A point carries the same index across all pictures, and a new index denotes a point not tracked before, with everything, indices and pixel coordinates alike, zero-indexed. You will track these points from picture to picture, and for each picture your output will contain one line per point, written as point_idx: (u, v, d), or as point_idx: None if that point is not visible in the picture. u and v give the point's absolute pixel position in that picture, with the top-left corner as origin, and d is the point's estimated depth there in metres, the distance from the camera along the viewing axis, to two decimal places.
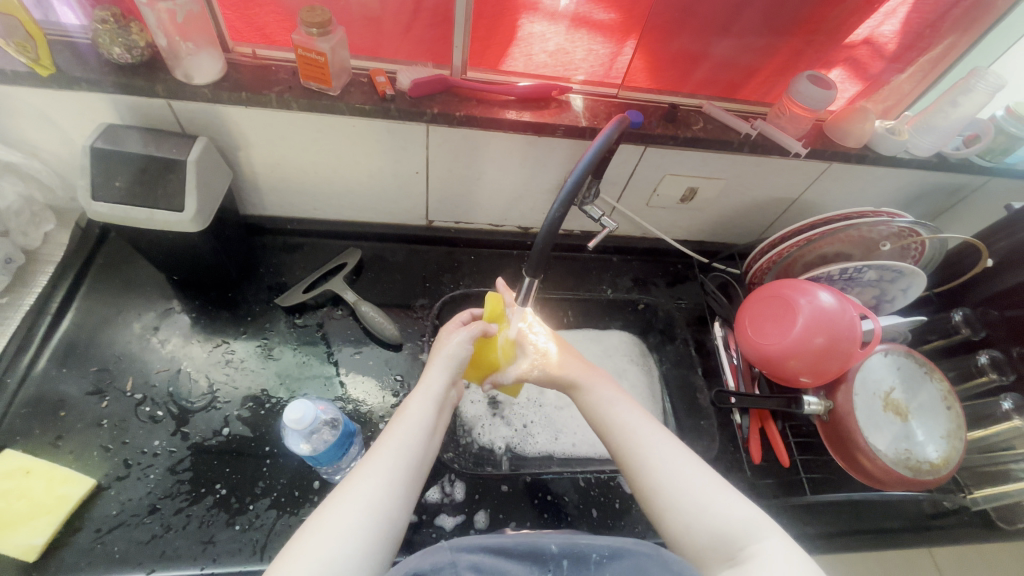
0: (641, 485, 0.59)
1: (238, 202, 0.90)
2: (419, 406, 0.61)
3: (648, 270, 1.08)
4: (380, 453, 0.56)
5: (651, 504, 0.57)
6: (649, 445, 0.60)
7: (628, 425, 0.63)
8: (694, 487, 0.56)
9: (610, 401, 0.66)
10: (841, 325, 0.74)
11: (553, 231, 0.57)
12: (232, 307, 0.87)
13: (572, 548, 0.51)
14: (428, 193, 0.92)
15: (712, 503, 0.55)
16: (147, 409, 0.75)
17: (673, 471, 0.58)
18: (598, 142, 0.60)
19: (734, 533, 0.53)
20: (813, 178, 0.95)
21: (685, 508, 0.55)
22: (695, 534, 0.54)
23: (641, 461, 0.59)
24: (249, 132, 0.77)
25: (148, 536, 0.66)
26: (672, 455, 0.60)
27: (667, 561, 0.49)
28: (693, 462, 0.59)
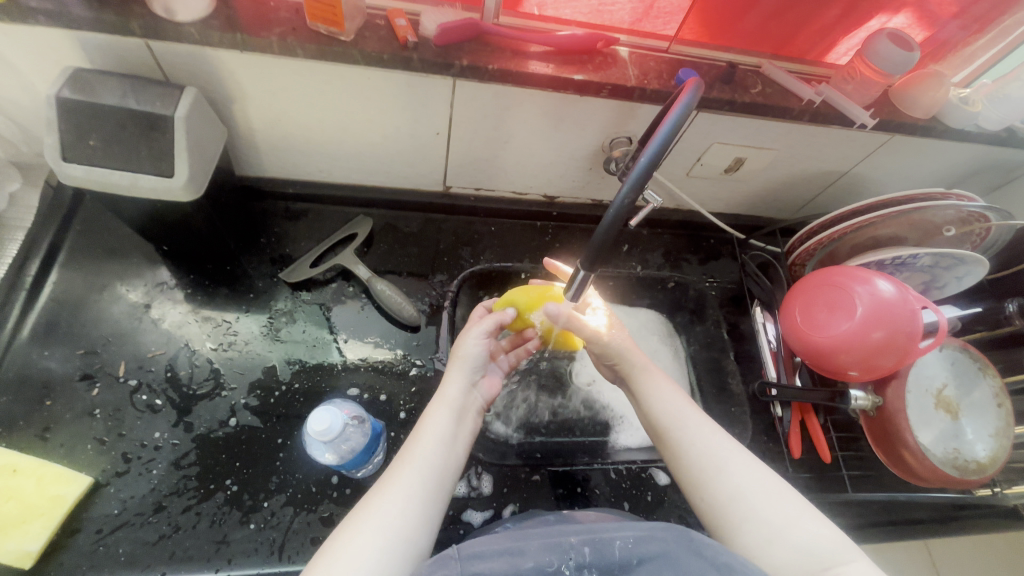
0: (710, 496, 0.54)
1: (234, 162, 0.79)
2: (442, 416, 0.58)
3: (679, 246, 1.01)
4: (405, 466, 0.53)
5: (726, 516, 0.53)
6: (727, 454, 0.56)
7: (696, 431, 0.58)
8: (772, 503, 0.52)
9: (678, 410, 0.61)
10: (902, 317, 0.69)
11: (620, 220, 0.50)
12: (232, 282, 0.79)
13: (593, 538, 0.47)
14: (447, 157, 0.82)
15: (792, 521, 0.51)
16: (144, 397, 0.68)
17: (750, 484, 0.54)
18: (674, 117, 0.50)
19: (816, 553, 0.49)
20: (870, 151, 0.87)
21: (765, 523, 0.51)
22: (777, 551, 0.50)
23: (714, 471, 0.55)
24: (245, 82, 0.66)
25: (155, 537, 0.61)
26: (746, 466, 0.55)
27: (699, 547, 0.45)
28: (766, 474, 0.55)
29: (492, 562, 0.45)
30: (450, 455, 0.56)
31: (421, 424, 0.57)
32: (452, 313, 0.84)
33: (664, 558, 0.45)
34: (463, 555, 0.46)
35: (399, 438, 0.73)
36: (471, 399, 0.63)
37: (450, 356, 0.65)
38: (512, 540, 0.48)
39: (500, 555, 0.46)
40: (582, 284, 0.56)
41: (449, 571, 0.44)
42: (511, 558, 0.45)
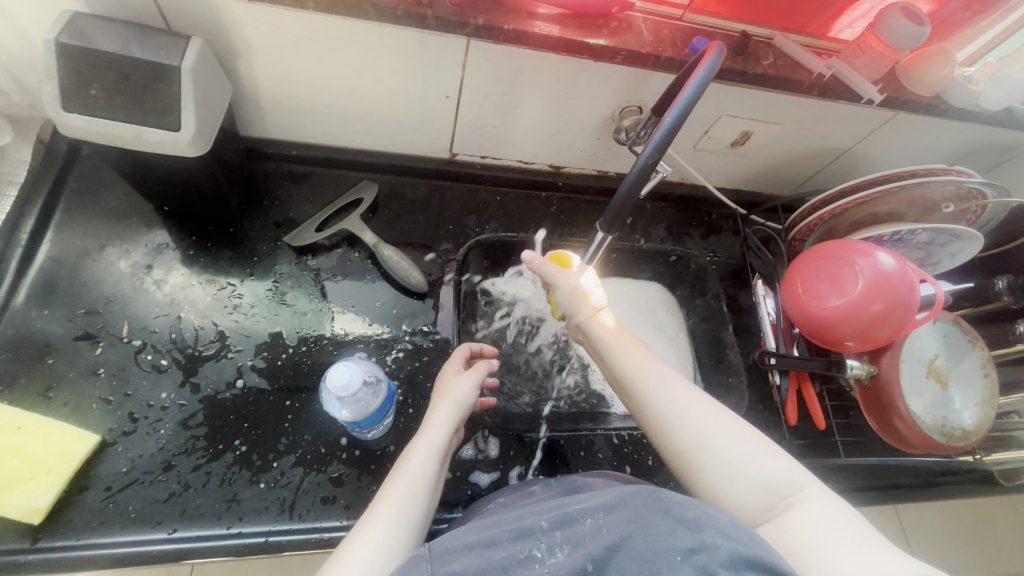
0: (675, 443, 0.56)
1: (236, 121, 0.77)
2: (422, 456, 0.57)
3: (683, 219, 1.01)
4: (386, 503, 0.52)
5: (687, 458, 0.55)
6: (686, 400, 0.57)
7: (658, 384, 0.59)
8: (733, 445, 0.54)
9: (640, 360, 0.62)
10: (901, 290, 0.70)
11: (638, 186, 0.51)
12: (236, 244, 0.78)
13: (562, 519, 0.48)
14: (455, 122, 0.81)
15: (750, 459, 0.53)
16: (149, 357, 0.67)
17: (709, 427, 0.55)
18: (698, 80, 0.49)
19: (774, 489, 0.51)
20: (874, 127, 0.88)
21: (725, 463, 0.53)
22: (737, 489, 0.52)
23: (675, 417, 0.57)
24: (250, 34, 0.64)
25: (165, 495, 0.61)
26: (707, 411, 0.57)
27: (666, 506, 0.47)
28: (725, 417, 0.56)
29: (462, 560, 0.46)
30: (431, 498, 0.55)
31: (404, 459, 0.57)
32: (458, 281, 0.84)
33: (636, 520, 0.46)
34: (434, 553, 0.46)
35: (407, 402, 0.73)
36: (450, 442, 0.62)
37: (437, 398, 0.63)
38: (481, 533, 0.49)
39: (472, 551, 0.47)
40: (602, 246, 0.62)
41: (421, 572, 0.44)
42: (482, 552, 0.46)
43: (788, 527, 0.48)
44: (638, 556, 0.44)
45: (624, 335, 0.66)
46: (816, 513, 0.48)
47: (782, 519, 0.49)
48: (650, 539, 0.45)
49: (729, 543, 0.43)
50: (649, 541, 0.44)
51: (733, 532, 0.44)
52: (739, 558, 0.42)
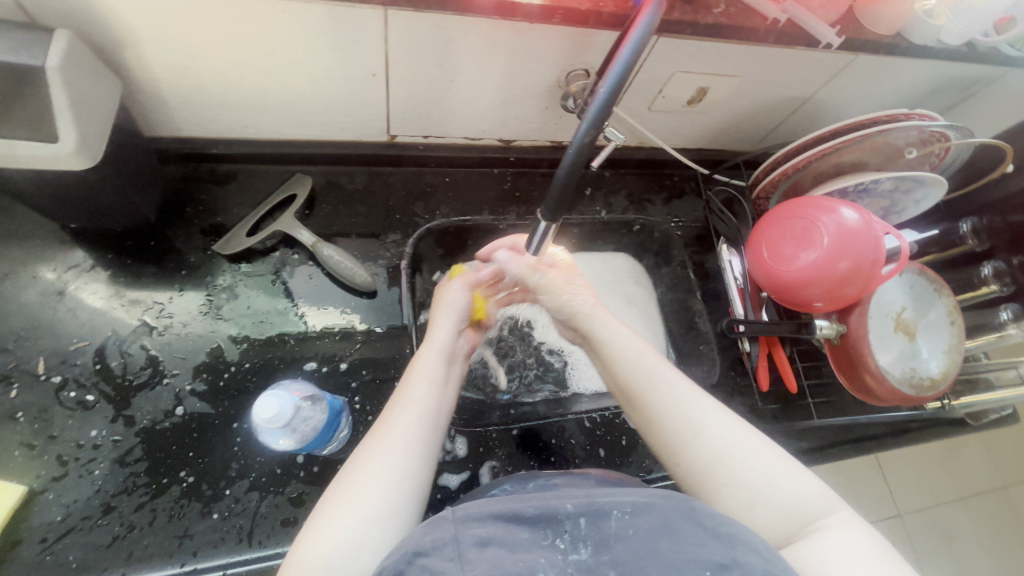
0: (693, 460, 0.55)
1: (139, 120, 0.69)
2: (430, 363, 0.60)
3: (643, 185, 0.97)
4: (402, 413, 0.55)
5: (704, 478, 0.54)
6: (701, 411, 0.57)
7: (676, 392, 0.59)
8: (752, 461, 0.54)
9: (649, 361, 0.62)
10: (866, 245, 0.68)
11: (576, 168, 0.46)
12: (160, 258, 0.71)
13: (591, 508, 0.46)
14: (389, 101, 0.74)
15: (775, 480, 0.53)
16: (73, 394, 0.61)
17: (727, 442, 0.55)
18: (645, 23, 0.43)
19: (796, 513, 0.51)
20: (833, 72, 0.83)
21: (747, 484, 0.53)
22: (760, 511, 0.52)
23: (693, 432, 0.56)
24: (131, 20, 0.55)
25: (108, 539, 0.57)
26: (725, 422, 0.56)
27: (697, 517, 0.46)
28: (742, 428, 0.56)
29: (485, 527, 0.45)
30: (441, 399, 0.58)
31: (412, 373, 0.59)
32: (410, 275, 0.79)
33: (663, 527, 0.45)
34: (456, 519, 0.46)
35: (365, 410, 0.69)
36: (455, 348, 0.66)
37: (436, 309, 0.67)
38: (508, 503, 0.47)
39: (494, 521, 0.45)
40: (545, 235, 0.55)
41: (443, 533, 0.44)
42: (509, 525, 0.45)
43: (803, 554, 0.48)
44: (665, 562, 0.43)
45: (631, 334, 0.65)
46: (838, 540, 0.49)
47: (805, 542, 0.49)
48: (678, 547, 0.44)
49: (763, 564, 0.43)
50: (675, 548, 0.44)
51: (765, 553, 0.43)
52: None
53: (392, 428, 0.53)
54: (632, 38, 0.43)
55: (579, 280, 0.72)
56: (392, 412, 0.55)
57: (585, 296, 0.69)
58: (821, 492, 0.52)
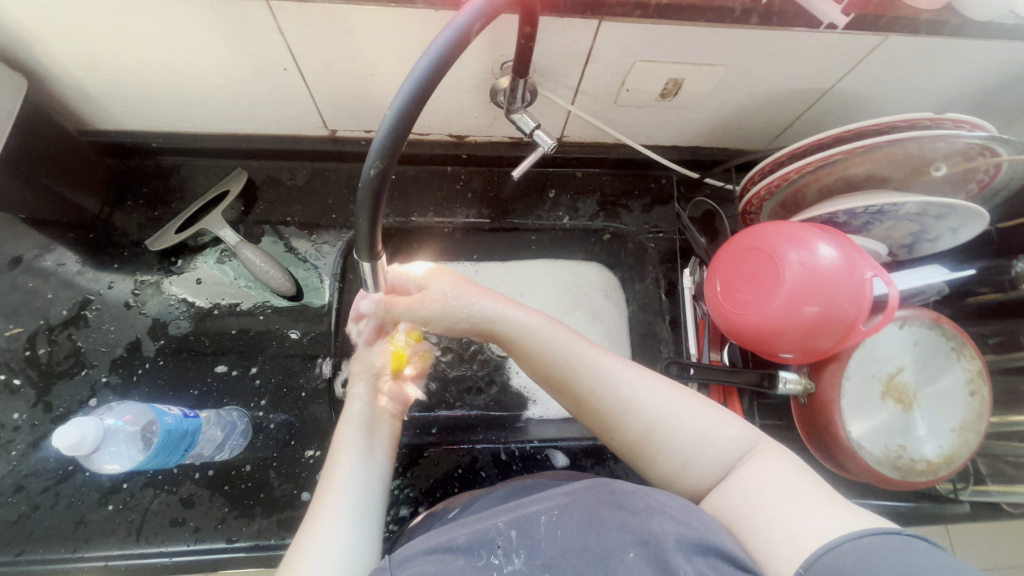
0: (624, 438, 0.51)
1: (74, 114, 0.70)
2: (352, 432, 0.55)
3: (621, 187, 0.85)
4: (333, 497, 0.50)
5: (640, 450, 0.50)
6: (624, 382, 0.51)
7: (601, 372, 0.51)
8: (686, 418, 0.49)
9: (562, 344, 0.53)
10: (841, 289, 0.54)
11: (373, 205, 0.39)
12: (100, 251, 0.74)
13: (519, 519, 0.46)
14: (312, 95, 0.69)
15: (706, 436, 0.48)
16: (2, 377, 0.66)
17: (656, 407, 0.50)
18: (455, 25, 0.36)
19: (729, 459, 0.48)
20: (858, 60, 0.65)
21: (679, 447, 0.49)
22: (695, 471, 0.48)
23: (622, 407, 0.50)
24: (19, 19, 0.54)
25: (15, 516, 0.62)
26: (651, 386, 0.51)
27: (618, 499, 0.45)
28: (670, 389, 0.51)
29: (421, 564, 0.44)
30: (373, 466, 0.54)
31: (333, 450, 0.54)
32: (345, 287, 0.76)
33: (587, 519, 0.44)
34: (395, 563, 0.45)
35: (268, 419, 0.69)
36: (382, 405, 0.60)
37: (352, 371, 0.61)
38: (444, 535, 0.47)
39: (430, 555, 0.45)
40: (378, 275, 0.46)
41: None
42: (443, 558, 0.44)
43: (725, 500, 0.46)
44: (591, 558, 0.42)
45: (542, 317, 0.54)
46: (767, 479, 0.45)
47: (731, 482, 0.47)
48: (601, 539, 0.43)
49: (678, 528, 0.42)
50: (600, 539, 0.43)
51: (682, 517, 0.42)
52: (688, 542, 0.41)
53: (323, 514, 0.49)
54: (439, 44, 0.36)
55: (446, 284, 0.56)
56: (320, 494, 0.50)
57: (463, 297, 0.56)
58: (745, 431, 0.49)
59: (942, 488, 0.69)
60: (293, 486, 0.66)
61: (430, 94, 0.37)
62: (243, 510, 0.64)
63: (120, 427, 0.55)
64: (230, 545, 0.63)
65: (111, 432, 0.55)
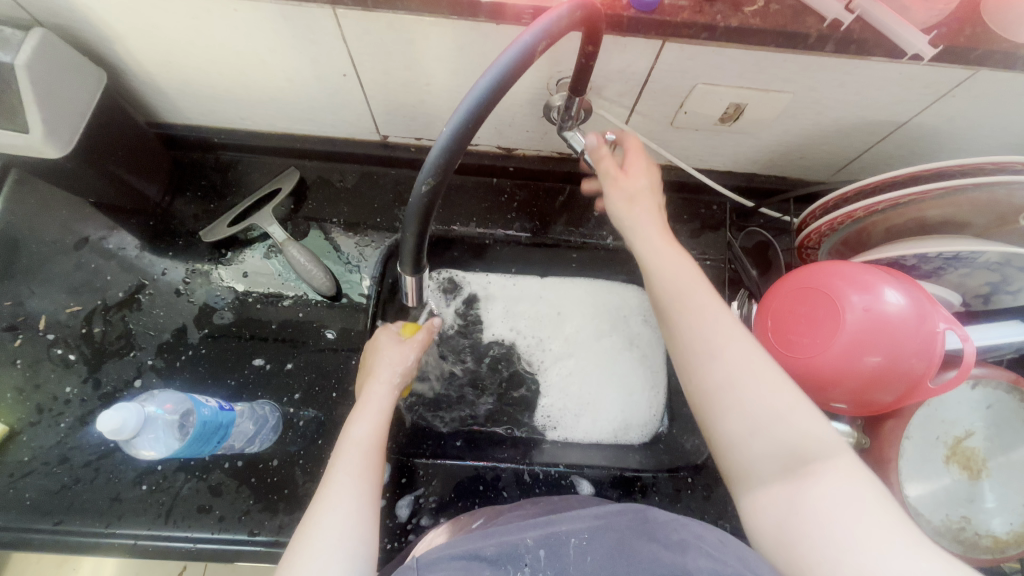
0: (697, 380, 0.48)
1: (147, 109, 0.74)
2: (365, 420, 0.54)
3: (670, 211, 0.82)
4: (337, 486, 0.48)
5: (708, 399, 0.47)
6: (722, 336, 0.48)
7: (702, 311, 0.49)
8: (768, 391, 0.45)
9: (683, 272, 0.52)
10: (905, 340, 0.51)
11: (422, 223, 0.39)
12: (157, 238, 0.77)
13: (548, 537, 0.44)
14: (369, 101, 0.70)
15: (782, 419, 0.44)
16: (60, 351, 0.70)
17: (744, 370, 0.46)
18: (520, 44, 0.35)
19: (793, 450, 0.43)
20: (941, 94, 0.60)
21: (751, 417, 0.44)
22: (759, 449, 0.44)
23: (710, 353, 0.47)
24: (107, 18, 0.57)
25: (57, 486, 0.64)
26: (745, 352, 0.47)
27: (651, 533, 0.44)
28: (763, 362, 0.46)
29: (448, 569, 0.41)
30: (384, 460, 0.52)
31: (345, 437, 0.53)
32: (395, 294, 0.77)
33: (618, 550, 0.43)
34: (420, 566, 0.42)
35: (298, 415, 0.70)
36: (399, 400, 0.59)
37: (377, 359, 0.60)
38: (471, 543, 0.44)
39: (457, 561, 0.42)
40: (418, 289, 0.46)
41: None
42: (471, 566, 0.41)
43: (799, 505, 0.41)
44: None
45: (672, 247, 0.54)
46: (833, 491, 0.40)
47: (796, 488, 0.42)
48: (633, 567, 0.41)
49: (713, 564, 0.40)
50: (631, 570, 0.41)
51: (717, 555, 0.41)
52: None
53: (327, 500, 0.47)
54: (501, 62, 0.36)
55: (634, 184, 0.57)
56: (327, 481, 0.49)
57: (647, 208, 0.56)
58: (829, 433, 0.43)
59: (1006, 566, 0.63)
60: (317, 485, 0.67)
61: (489, 112, 0.36)
62: (267, 504, 0.65)
63: (159, 415, 0.56)
64: (252, 537, 0.64)
65: (151, 419, 0.56)
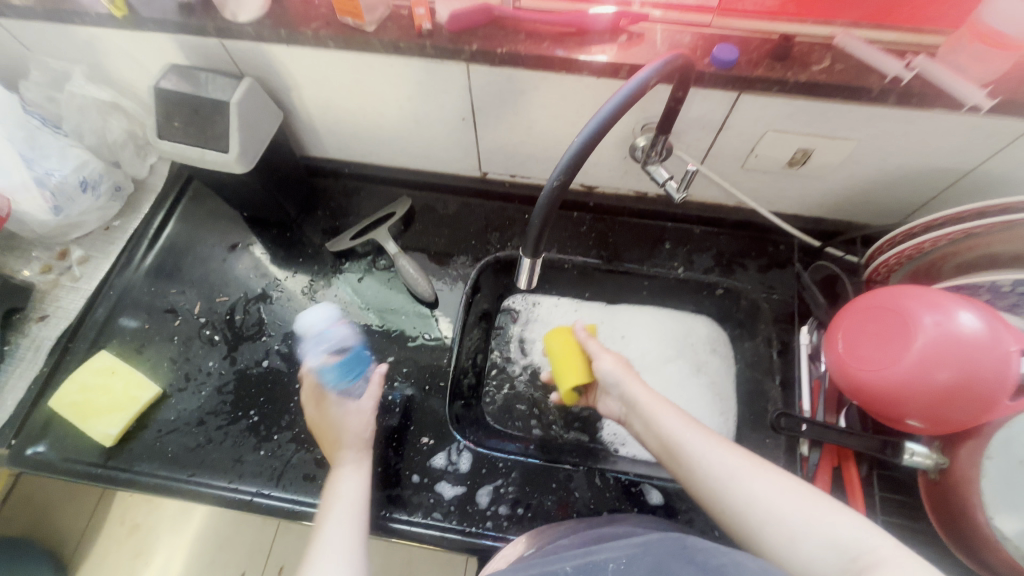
0: (726, 509, 0.54)
1: (301, 144, 0.92)
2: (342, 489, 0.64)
3: (739, 247, 0.88)
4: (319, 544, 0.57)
5: (743, 521, 0.52)
6: (731, 464, 0.56)
7: (706, 449, 0.57)
8: (785, 491, 0.52)
9: (675, 429, 0.60)
10: (981, 360, 0.53)
11: (548, 214, 0.49)
12: (289, 248, 0.92)
13: (587, 565, 0.46)
14: (479, 141, 0.84)
15: (811, 518, 0.49)
16: (208, 332, 0.84)
17: (762, 488, 0.53)
18: (636, 81, 0.47)
19: (839, 547, 0.47)
20: (1004, 144, 0.66)
21: (787, 521, 0.50)
22: (804, 547, 0.48)
23: (726, 477, 0.55)
24: (296, 73, 0.75)
25: (193, 444, 0.75)
26: (757, 472, 0.54)
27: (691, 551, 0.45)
28: (774, 472, 0.54)
29: None
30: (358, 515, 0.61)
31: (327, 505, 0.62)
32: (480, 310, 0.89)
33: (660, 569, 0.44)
34: None
35: (394, 403, 0.78)
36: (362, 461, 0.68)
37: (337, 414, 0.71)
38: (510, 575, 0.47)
39: None
40: (531, 272, 0.56)
41: None
42: None
43: None
44: None
45: (656, 397, 0.64)
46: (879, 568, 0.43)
47: None
48: None
49: None
50: None
51: None
52: None
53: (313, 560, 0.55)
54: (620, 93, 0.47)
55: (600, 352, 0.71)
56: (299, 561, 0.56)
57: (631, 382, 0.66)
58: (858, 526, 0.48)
59: None
60: (406, 467, 0.74)
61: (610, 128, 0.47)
62: None
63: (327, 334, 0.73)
64: None
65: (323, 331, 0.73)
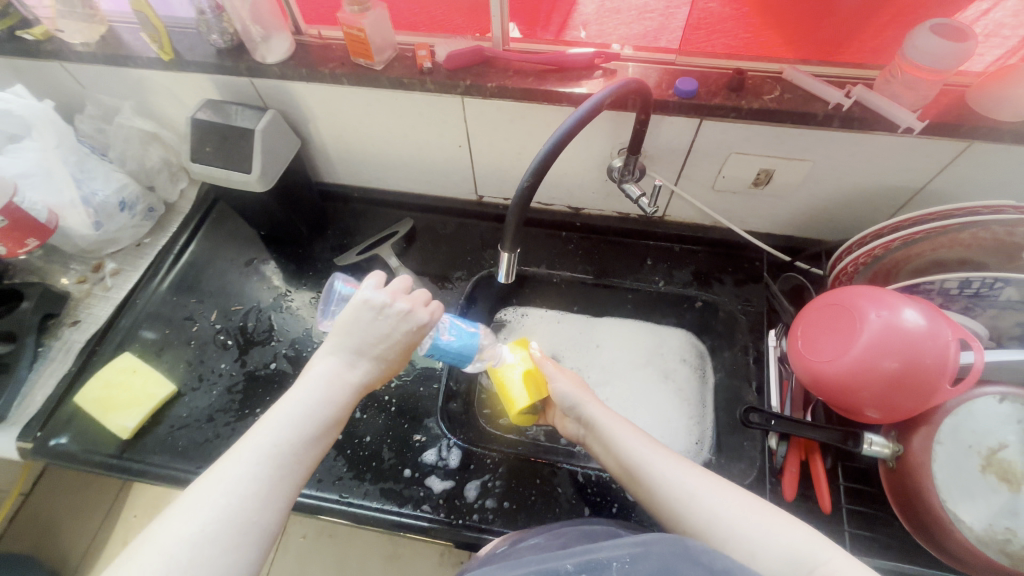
0: (688, 526, 0.56)
1: (316, 171, 1.02)
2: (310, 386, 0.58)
3: (715, 263, 0.94)
4: (259, 430, 0.54)
5: (707, 537, 0.55)
6: (692, 484, 0.59)
7: (666, 469, 0.61)
8: (744, 507, 0.56)
9: (636, 447, 0.64)
10: (925, 351, 0.58)
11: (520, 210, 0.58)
12: (301, 263, 1.00)
13: (588, 564, 0.44)
14: (474, 166, 0.93)
15: (769, 534, 0.53)
16: (222, 337, 0.91)
17: (722, 507, 0.56)
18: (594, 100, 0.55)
19: (797, 560, 0.51)
20: (946, 162, 0.72)
21: (748, 537, 0.53)
22: (764, 562, 0.51)
23: (688, 495, 0.58)
24: (314, 106, 0.86)
25: (202, 438, 0.81)
26: (717, 491, 0.58)
27: (694, 554, 0.44)
28: (734, 491, 0.57)
29: None
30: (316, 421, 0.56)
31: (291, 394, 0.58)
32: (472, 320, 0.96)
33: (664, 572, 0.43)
34: None
35: (389, 402, 0.83)
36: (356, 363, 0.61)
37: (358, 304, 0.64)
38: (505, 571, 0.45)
39: None
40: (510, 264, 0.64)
41: None
42: None
43: None
44: None
45: (618, 419, 0.68)
46: None
47: None
48: None
49: None
50: None
51: None
52: None
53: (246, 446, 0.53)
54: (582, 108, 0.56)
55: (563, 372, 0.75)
56: (249, 430, 0.54)
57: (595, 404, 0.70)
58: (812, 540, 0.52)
59: None
60: (399, 462, 0.78)
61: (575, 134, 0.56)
62: (357, 474, 0.77)
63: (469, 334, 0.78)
64: (341, 499, 0.75)
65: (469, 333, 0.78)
